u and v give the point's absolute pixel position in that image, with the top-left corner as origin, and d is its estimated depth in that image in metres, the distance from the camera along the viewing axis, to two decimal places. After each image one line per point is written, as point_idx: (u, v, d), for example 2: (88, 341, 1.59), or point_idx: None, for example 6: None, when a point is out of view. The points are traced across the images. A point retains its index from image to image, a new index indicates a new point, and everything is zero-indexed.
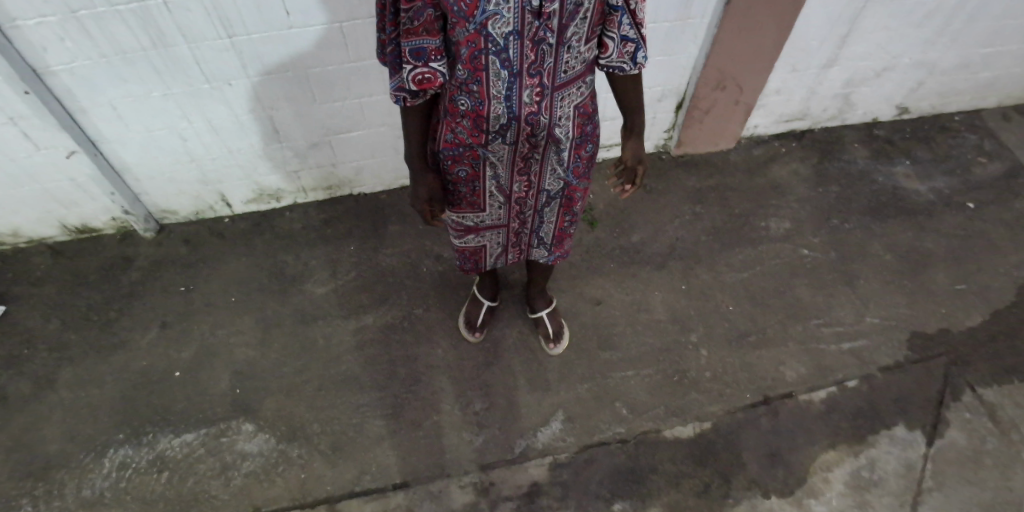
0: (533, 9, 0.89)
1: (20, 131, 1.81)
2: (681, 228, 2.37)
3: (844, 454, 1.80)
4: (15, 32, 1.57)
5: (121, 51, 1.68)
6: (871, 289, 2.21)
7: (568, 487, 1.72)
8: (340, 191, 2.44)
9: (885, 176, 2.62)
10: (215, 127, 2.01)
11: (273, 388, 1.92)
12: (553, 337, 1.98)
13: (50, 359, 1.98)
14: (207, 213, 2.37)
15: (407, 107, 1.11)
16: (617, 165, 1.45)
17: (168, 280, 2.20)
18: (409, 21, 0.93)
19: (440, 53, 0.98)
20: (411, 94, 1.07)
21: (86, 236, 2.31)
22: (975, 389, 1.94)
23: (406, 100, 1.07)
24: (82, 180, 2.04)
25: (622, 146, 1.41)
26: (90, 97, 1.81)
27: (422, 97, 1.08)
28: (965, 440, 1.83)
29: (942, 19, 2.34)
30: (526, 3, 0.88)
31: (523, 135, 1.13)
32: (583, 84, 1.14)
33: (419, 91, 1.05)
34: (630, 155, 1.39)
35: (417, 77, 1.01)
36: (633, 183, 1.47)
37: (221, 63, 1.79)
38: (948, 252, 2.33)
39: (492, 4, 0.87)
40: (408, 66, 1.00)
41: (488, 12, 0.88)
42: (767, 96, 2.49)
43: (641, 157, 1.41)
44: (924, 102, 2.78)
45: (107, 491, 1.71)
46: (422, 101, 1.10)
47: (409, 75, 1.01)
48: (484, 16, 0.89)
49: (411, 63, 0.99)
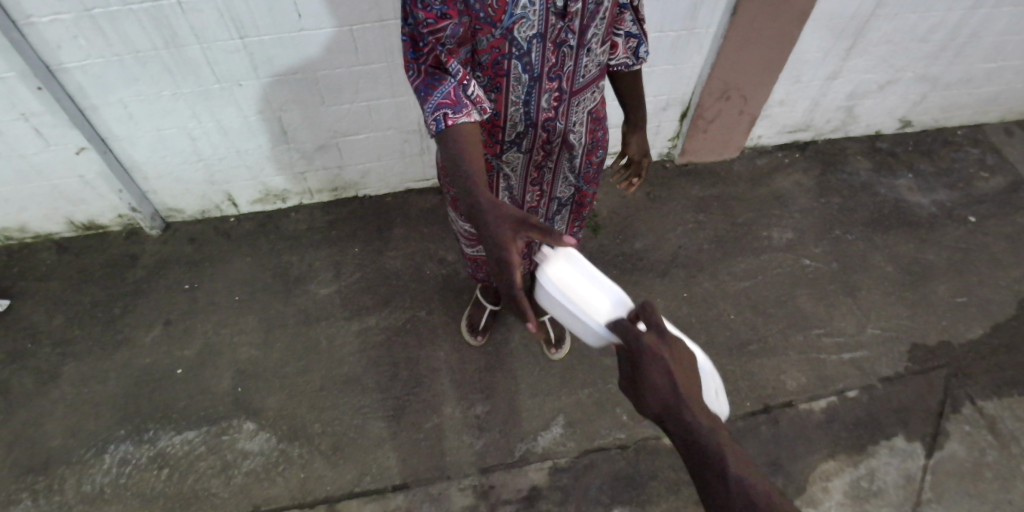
0: (558, 10, 0.91)
1: (31, 127, 1.83)
2: (684, 236, 2.38)
3: (843, 464, 1.81)
4: (30, 30, 1.60)
5: (134, 49, 1.70)
6: (872, 300, 2.22)
7: (568, 491, 1.73)
8: (345, 194, 2.46)
9: (887, 188, 2.63)
10: (225, 127, 2.03)
11: (274, 387, 1.93)
12: (554, 342, 1.98)
13: (54, 354, 1.99)
14: (213, 212, 2.38)
15: (448, 131, 0.97)
16: (622, 158, 1.47)
17: (172, 279, 2.21)
18: (447, 40, 0.89)
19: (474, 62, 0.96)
20: (454, 108, 0.95)
21: (92, 233, 2.32)
22: (975, 402, 1.95)
23: (447, 116, 0.95)
24: (91, 178, 2.06)
25: (625, 140, 1.43)
26: (102, 95, 1.83)
27: (465, 113, 0.96)
28: (965, 452, 1.84)
29: (946, 33, 2.36)
30: (551, 5, 0.90)
31: (539, 141, 1.16)
32: (597, 89, 1.16)
33: (462, 104, 0.95)
34: (635, 149, 1.41)
35: (473, 93, 0.96)
36: (640, 176, 1.47)
37: (233, 64, 1.81)
38: (949, 265, 2.35)
39: (520, 8, 0.88)
40: (463, 81, 0.94)
41: (516, 16, 0.89)
42: (771, 107, 2.51)
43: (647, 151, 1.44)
44: (927, 115, 2.80)
45: (107, 487, 1.72)
46: (466, 122, 0.97)
47: (461, 88, 0.95)
48: (511, 20, 0.89)
49: (464, 77, 0.95)
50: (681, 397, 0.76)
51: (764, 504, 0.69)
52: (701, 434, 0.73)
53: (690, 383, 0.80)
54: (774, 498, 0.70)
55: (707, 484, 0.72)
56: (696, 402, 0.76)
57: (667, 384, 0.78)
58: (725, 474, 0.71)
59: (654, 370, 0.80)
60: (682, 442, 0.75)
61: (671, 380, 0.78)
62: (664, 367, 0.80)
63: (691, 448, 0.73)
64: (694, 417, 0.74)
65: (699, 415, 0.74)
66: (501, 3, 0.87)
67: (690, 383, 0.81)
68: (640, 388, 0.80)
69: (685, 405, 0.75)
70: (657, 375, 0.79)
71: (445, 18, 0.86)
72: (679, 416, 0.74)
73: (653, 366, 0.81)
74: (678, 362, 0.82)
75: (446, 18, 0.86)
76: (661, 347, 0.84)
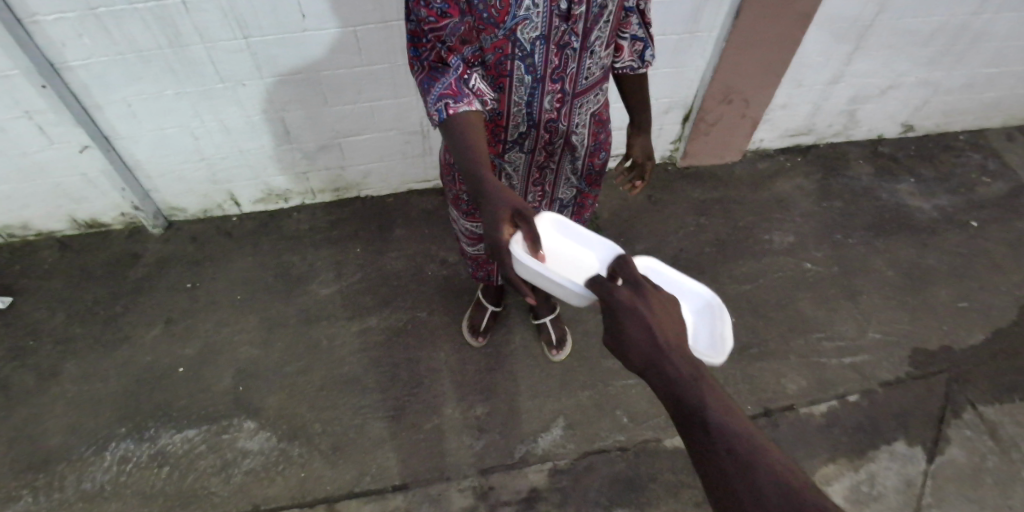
0: (561, 12, 0.91)
1: (35, 125, 1.84)
2: (685, 239, 2.38)
3: (843, 468, 1.81)
4: (35, 27, 1.61)
5: (138, 49, 1.71)
6: (872, 305, 2.22)
7: (567, 493, 1.73)
8: (348, 194, 2.47)
9: (889, 192, 2.63)
10: (228, 127, 2.03)
11: (275, 387, 1.93)
12: (556, 344, 1.99)
13: (55, 352, 2.00)
14: (215, 211, 2.39)
15: (450, 120, 0.99)
16: (626, 160, 1.47)
17: (174, 277, 2.21)
18: (447, 37, 0.92)
19: (478, 60, 0.97)
20: (455, 98, 0.97)
21: (95, 231, 2.33)
22: (976, 407, 1.95)
23: (449, 105, 0.97)
24: (94, 175, 2.06)
25: (630, 143, 1.43)
26: (106, 94, 1.83)
27: (467, 103, 0.98)
28: (965, 457, 1.83)
29: (947, 38, 2.36)
30: (554, 7, 0.90)
31: (541, 141, 1.17)
32: (600, 91, 1.15)
33: (463, 95, 0.98)
34: (639, 151, 1.41)
35: (475, 86, 0.98)
36: (643, 179, 1.48)
37: (236, 63, 1.81)
38: (950, 270, 2.34)
39: (523, 9, 0.89)
40: (464, 75, 0.97)
41: (519, 17, 0.90)
42: (773, 110, 2.52)
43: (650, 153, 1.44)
44: (929, 120, 2.80)
45: (107, 484, 1.72)
46: (467, 111, 0.98)
47: (463, 81, 0.98)
48: (514, 21, 0.90)
49: (465, 72, 0.98)
50: (661, 349, 0.74)
51: (749, 452, 0.67)
52: (681, 384, 0.71)
53: (672, 331, 0.77)
54: (761, 441, 0.68)
55: (692, 435, 0.71)
56: (679, 353, 0.74)
57: (646, 339, 0.75)
58: (708, 424, 0.69)
59: (632, 325, 0.77)
60: (665, 395, 0.73)
61: (650, 331, 0.76)
62: (641, 320, 0.77)
63: (674, 399, 0.72)
64: (675, 369, 0.72)
65: (680, 366, 0.72)
66: (504, 4, 0.88)
67: (674, 330, 0.78)
68: (620, 344, 0.78)
69: (666, 358, 0.73)
70: (636, 330, 0.77)
71: (445, 17, 0.89)
72: (661, 373, 0.73)
73: (630, 321, 0.78)
74: (658, 311, 0.79)
75: (447, 17, 0.89)
76: (638, 300, 0.80)
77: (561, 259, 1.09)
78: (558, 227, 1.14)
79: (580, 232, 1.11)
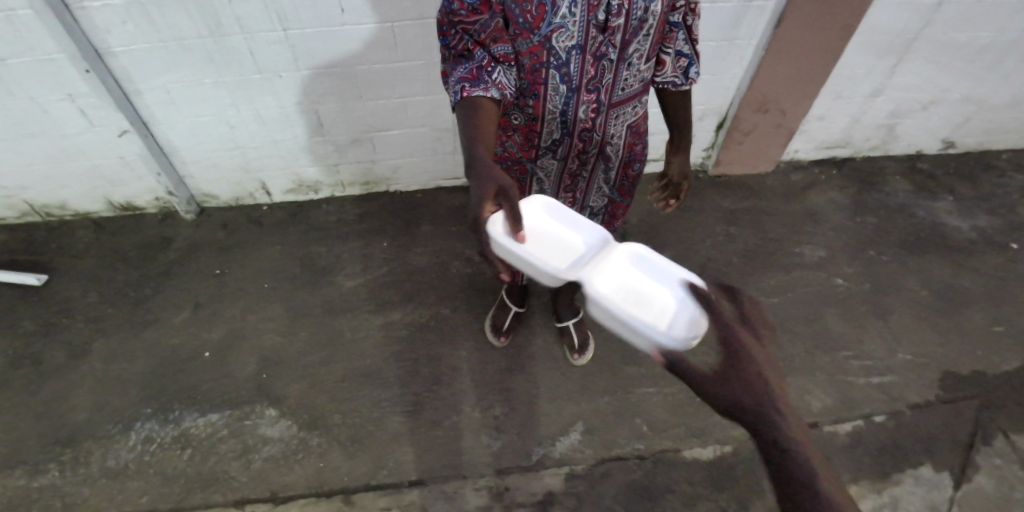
0: (598, 23, 0.90)
1: (78, 108, 1.88)
2: (712, 249, 2.35)
3: (866, 490, 1.77)
4: (82, 12, 1.64)
5: (180, 37, 1.74)
6: (904, 325, 2.17)
7: (582, 499, 1.72)
8: (376, 188, 2.48)
9: (925, 210, 2.57)
10: (262, 117, 2.05)
11: (298, 376, 1.95)
12: (578, 348, 1.98)
13: (87, 330, 2.05)
14: (246, 199, 2.42)
15: (462, 101, 0.99)
16: (661, 179, 1.44)
17: (203, 262, 2.25)
18: (477, 31, 0.94)
19: (511, 60, 0.97)
20: (473, 83, 0.97)
21: (129, 213, 2.38)
22: (1007, 435, 1.89)
23: (464, 89, 0.97)
24: (132, 159, 2.10)
25: (667, 161, 1.41)
26: (147, 80, 1.87)
27: (482, 88, 0.97)
28: (994, 486, 1.78)
29: (996, 56, 2.29)
30: (592, 16, 0.89)
31: (574, 150, 1.14)
32: (639, 103, 1.12)
33: (479, 80, 0.97)
34: (676, 171, 1.38)
35: (497, 78, 0.98)
36: (678, 199, 1.45)
37: (274, 55, 1.83)
38: (986, 293, 2.28)
39: (559, 17, 0.88)
40: (487, 66, 0.97)
41: (554, 24, 0.89)
42: (808, 122, 2.47)
43: (687, 174, 1.41)
44: (970, 138, 2.72)
45: (131, 463, 1.76)
46: (481, 95, 0.98)
47: (486, 72, 0.97)
48: (549, 28, 0.89)
49: (490, 64, 0.98)
50: (777, 403, 0.74)
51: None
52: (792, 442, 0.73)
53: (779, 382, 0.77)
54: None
55: (784, 492, 0.73)
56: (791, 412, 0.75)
57: (761, 386, 0.75)
58: (811, 488, 0.71)
59: (746, 367, 0.76)
60: (763, 444, 0.74)
61: (765, 381, 0.75)
62: (757, 366, 0.77)
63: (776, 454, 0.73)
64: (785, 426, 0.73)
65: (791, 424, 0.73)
66: (539, 10, 0.88)
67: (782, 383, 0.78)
68: (727, 381, 0.76)
69: (777, 413, 0.73)
70: (749, 375, 0.76)
71: (476, 13, 0.91)
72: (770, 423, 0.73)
73: (744, 363, 0.77)
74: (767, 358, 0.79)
75: (478, 13, 0.91)
76: (750, 343, 0.80)
77: (545, 238, 1.06)
78: (545, 209, 1.11)
79: (568, 214, 1.09)
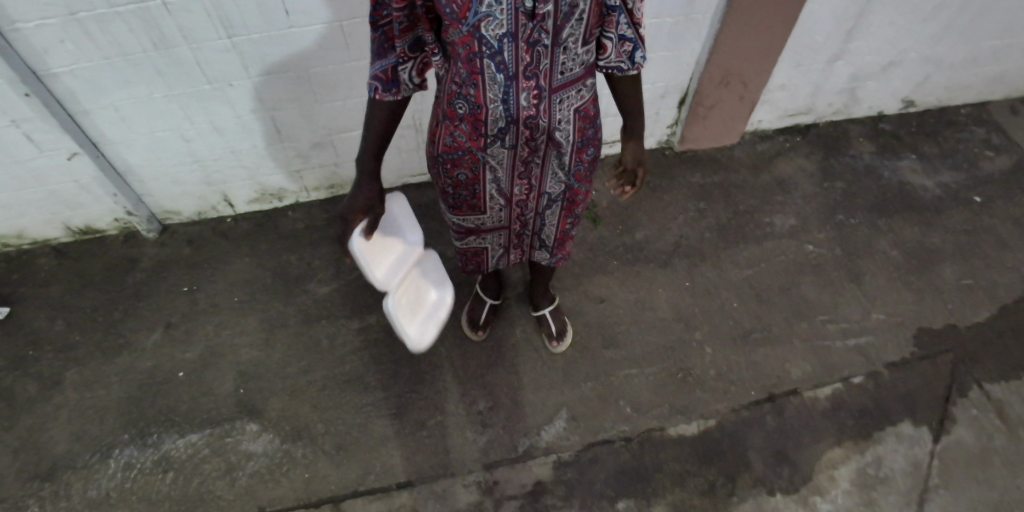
0: (526, 10, 0.87)
1: (23, 133, 1.81)
2: (685, 226, 2.35)
3: (850, 452, 1.79)
4: (16, 35, 1.56)
5: (124, 52, 1.67)
6: (877, 286, 2.19)
7: (572, 485, 1.72)
8: (341, 191, 2.44)
9: (891, 171, 2.59)
10: (218, 127, 2.00)
11: (277, 388, 1.92)
12: (556, 335, 1.97)
13: (58, 359, 1.99)
14: (210, 213, 2.37)
15: (377, 100, 1.09)
16: (616, 166, 1.42)
17: (173, 281, 2.20)
18: (402, 21, 0.94)
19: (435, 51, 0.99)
20: (386, 85, 1.06)
21: (90, 237, 2.31)
22: (983, 386, 1.93)
23: (378, 91, 1.06)
24: (86, 182, 2.04)
25: (622, 147, 1.39)
26: (93, 100, 1.81)
27: (393, 93, 1.07)
28: (973, 437, 1.82)
29: (949, 14, 2.31)
30: (519, 4, 0.86)
31: (522, 138, 1.11)
32: (584, 87, 1.11)
33: (394, 85, 1.06)
34: (631, 157, 1.36)
35: (405, 76, 1.05)
36: (633, 184, 1.44)
37: (222, 63, 1.78)
38: (956, 248, 2.31)
39: (485, 6, 0.86)
40: (402, 61, 1.02)
41: (481, 13, 0.87)
42: (771, 92, 2.47)
43: (643, 160, 1.39)
44: (931, 96, 2.75)
45: (113, 492, 1.72)
46: (393, 99, 1.09)
47: (399, 67, 1.03)
48: (476, 17, 0.88)
49: (406, 55, 1.02)
50: None
51: None
52: None
53: None
54: None
55: None
56: None
57: None
58: None
59: None
60: None
61: None
62: None
63: None
64: None
65: None
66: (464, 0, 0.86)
67: None
68: None
69: None
70: None
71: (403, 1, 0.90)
72: None
73: None
74: None
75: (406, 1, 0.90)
76: None
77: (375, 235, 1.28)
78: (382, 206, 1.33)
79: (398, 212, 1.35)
